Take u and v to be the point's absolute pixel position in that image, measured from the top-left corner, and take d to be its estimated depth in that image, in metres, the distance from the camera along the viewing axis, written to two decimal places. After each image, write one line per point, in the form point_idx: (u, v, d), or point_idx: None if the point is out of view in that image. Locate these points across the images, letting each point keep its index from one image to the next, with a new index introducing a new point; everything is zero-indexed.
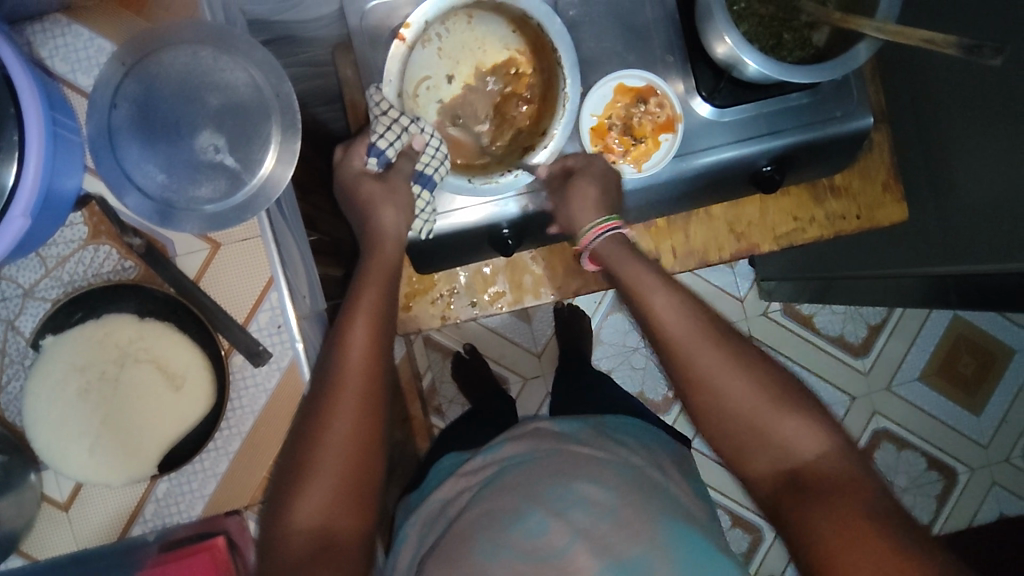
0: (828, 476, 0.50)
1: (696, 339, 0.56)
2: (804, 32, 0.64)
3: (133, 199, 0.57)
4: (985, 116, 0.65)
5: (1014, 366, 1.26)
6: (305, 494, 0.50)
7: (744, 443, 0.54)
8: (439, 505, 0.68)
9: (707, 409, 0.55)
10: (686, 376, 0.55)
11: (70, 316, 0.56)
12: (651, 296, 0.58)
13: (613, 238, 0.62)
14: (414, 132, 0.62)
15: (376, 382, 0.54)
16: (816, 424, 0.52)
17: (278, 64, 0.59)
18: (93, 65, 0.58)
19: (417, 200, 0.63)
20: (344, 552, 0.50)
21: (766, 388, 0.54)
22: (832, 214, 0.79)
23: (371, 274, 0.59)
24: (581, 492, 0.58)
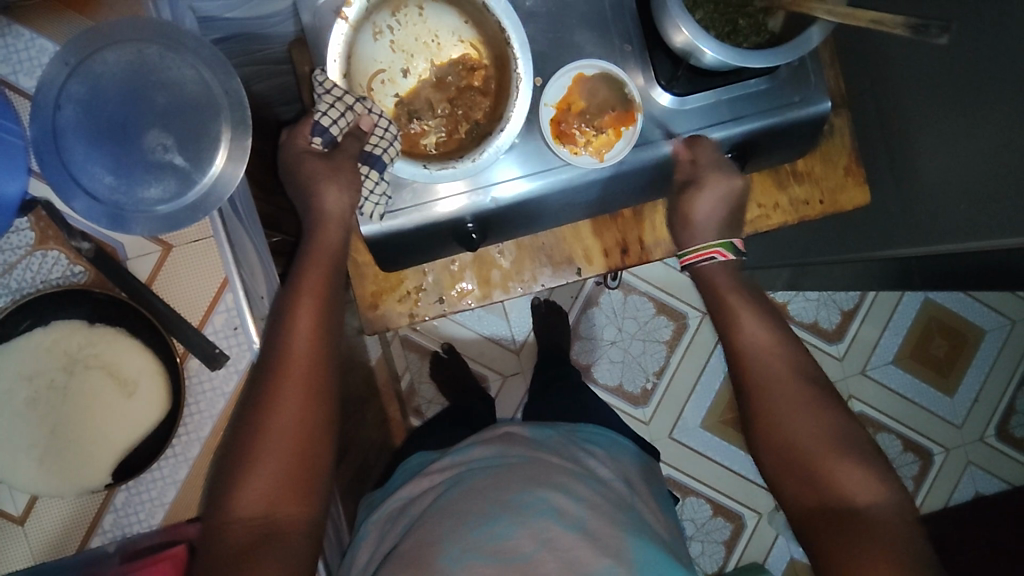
0: (875, 523, 0.51)
1: (779, 371, 0.60)
2: (758, 17, 0.64)
3: (81, 202, 0.56)
4: (940, 97, 0.65)
5: (985, 347, 1.28)
6: (247, 484, 0.50)
7: (794, 480, 0.56)
8: (402, 501, 0.68)
9: (768, 439, 0.58)
10: (757, 402, 0.60)
11: (16, 325, 0.54)
12: (741, 321, 0.64)
13: (718, 266, 0.69)
14: (360, 112, 0.62)
15: (317, 371, 0.55)
16: (877, 479, 0.54)
17: (227, 61, 0.58)
18: (36, 66, 0.56)
19: (366, 180, 0.62)
20: (287, 541, 0.50)
21: (837, 436, 0.56)
22: (796, 200, 0.79)
23: (310, 265, 0.60)
24: (551, 501, 0.58)
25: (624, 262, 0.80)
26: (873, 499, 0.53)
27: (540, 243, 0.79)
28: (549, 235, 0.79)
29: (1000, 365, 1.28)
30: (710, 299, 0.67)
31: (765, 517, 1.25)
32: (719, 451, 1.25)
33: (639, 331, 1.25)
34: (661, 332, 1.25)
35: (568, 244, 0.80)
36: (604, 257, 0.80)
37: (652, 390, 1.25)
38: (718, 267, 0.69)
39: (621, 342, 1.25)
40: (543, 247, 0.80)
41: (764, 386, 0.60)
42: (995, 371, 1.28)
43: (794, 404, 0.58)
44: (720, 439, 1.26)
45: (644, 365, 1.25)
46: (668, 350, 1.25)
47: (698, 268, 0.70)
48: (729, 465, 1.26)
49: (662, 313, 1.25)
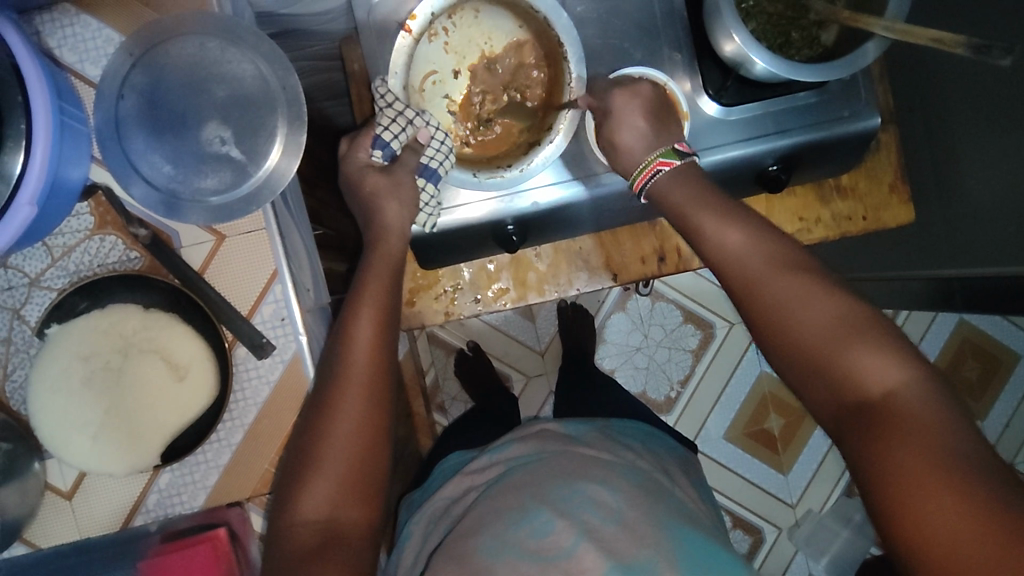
0: (913, 414, 0.44)
1: (753, 264, 0.52)
2: (812, 31, 0.64)
3: (139, 188, 0.58)
4: (994, 118, 0.64)
5: (1019, 372, 1.26)
6: (309, 490, 0.51)
7: (811, 379, 0.49)
8: (445, 502, 0.69)
9: (770, 334, 0.51)
10: (753, 303, 0.52)
11: (74, 306, 0.56)
12: (698, 215, 0.56)
13: (670, 177, 0.59)
14: (419, 125, 0.62)
15: (379, 373, 0.54)
16: (897, 355, 0.46)
17: (285, 56, 0.60)
18: (101, 55, 0.58)
19: (422, 193, 0.63)
20: (349, 544, 0.50)
21: (845, 317, 0.48)
22: (838, 215, 0.78)
23: (373, 267, 0.60)
24: (587, 493, 0.59)
25: (660, 271, 0.81)
26: (901, 383, 0.45)
27: (578, 247, 0.80)
28: (587, 240, 0.80)
29: None
30: (673, 210, 0.58)
31: (785, 533, 1.24)
32: (741, 463, 1.25)
33: (666, 339, 1.25)
34: (689, 341, 1.25)
35: (605, 250, 0.80)
36: (640, 264, 0.80)
37: (677, 397, 1.25)
38: (667, 179, 0.59)
39: (647, 348, 1.25)
40: (580, 252, 0.80)
41: (755, 282, 0.52)
42: None
43: (788, 294, 0.50)
44: (743, 451, 1.25)
45: (669, 373, 1.25)
46: (694, 359, 1.25)
47: (648, 188, 0.61)
48: (751, 478, 1.25)
49: (691, 321, 1.25)
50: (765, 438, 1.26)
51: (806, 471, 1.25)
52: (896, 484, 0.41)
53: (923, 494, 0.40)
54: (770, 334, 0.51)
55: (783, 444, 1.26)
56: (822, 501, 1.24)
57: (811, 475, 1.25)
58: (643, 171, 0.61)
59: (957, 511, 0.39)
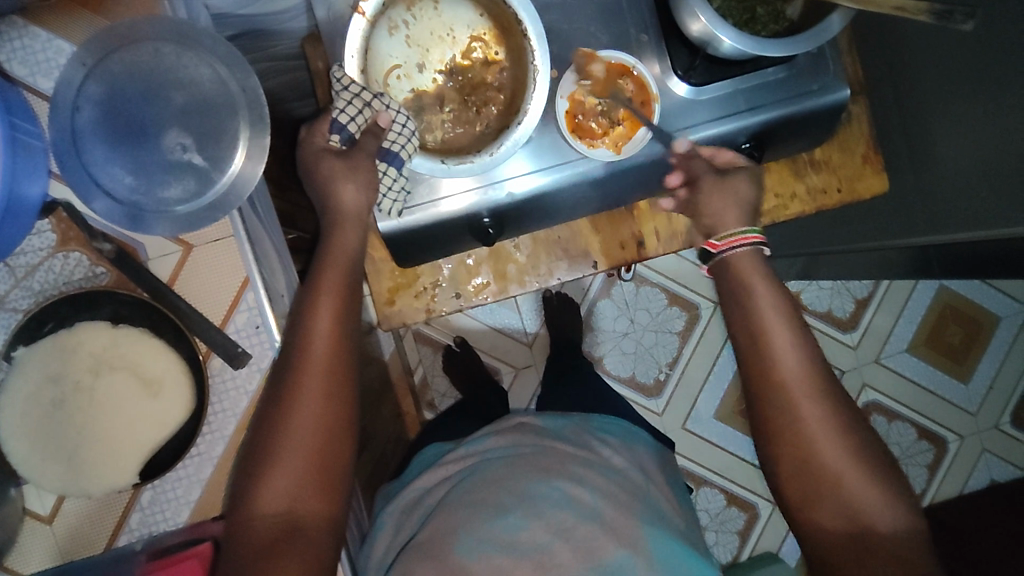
0: (887, 539, 0.53)
1: (803, 386, 0.58)
2: (776, 5, 0.63)
3: (102, 203, 0.56)
4: (961, 83, 0.64)
5: (1000, 334, 1.27)
6: (267, 483, 0.54)
7: (820, 499, 0.56)
8: (417, 493, 0.69)
9: (792, 445, 0.57)
10: (784, 422, 0.57)
11: (41, 326, 0.54)
12: (765, 325, 0.60)
13: (749, 252, 0.64)
14: (378, 108, 0.61)
15: (338, 365, 0.58)
16: (893, 494, 0.55)
17: (244, 58, 0.58)
18: (53, 67, 0.56)
19: (384, 177, 0.62)
20: (308, 535, 0.55)
21: (849, 444, 0.56)
22: (813, 188, 0.78)
23: (328, 259, 0.61)
24: (564, 491, 0.61)
25: (640, 255, 0.80)
26: (893, 518, 0.54)
27: (556, 236, 0.79)
28: (566, 228, 0.79)
29: (1015, 352, 1.27)
30: (734, 290, 0.63)
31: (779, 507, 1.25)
32: (733, 442, 1.26)
33: (652, 322, 1.25)
34: (675, 323, 1.25)
35: (584, 237, 0.79)
36: (619, 250, 0.80)
37: (666, 380, 1.25)
38: (746, 256, 0.63)
39: (634, 333, 1.25)
40: (559, 240, 0.79)
41: (792, 397, 0.57)
42: (1010, 358, 1.27)
43: (819, 422, 0.57)
44: (734, 429, 1.26)
45: (657, 356, 1.25)
46: (681, 341, 1.25)
47: (725, 255, 0.64)
48: (743, 455, 1.26)
49: (676, 304, 1.25)
50: None
51: None
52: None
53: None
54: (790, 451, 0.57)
55: None
56: None
57: None
58: (729, 238, 0.64)
59: None
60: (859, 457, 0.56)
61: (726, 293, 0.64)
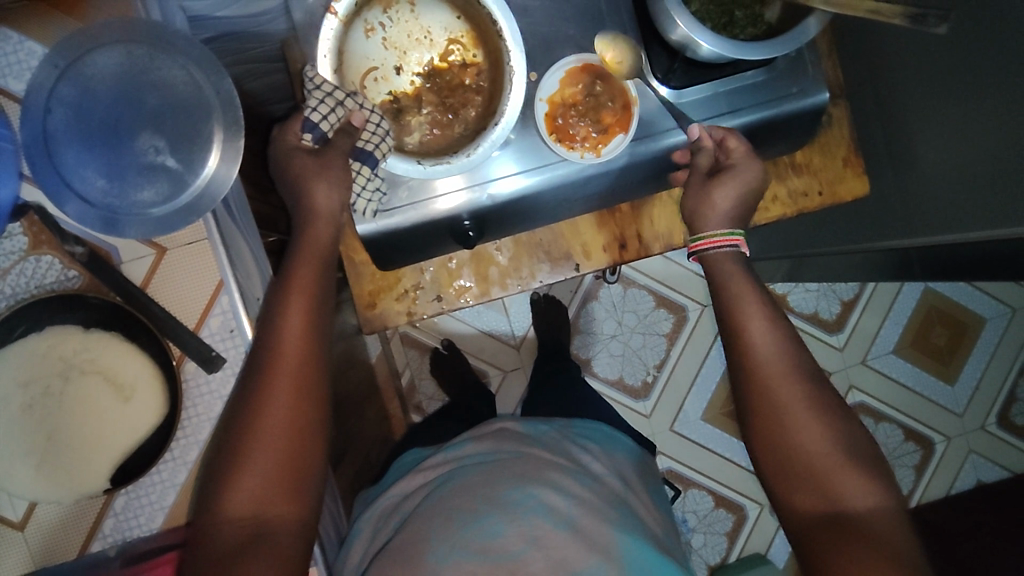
0: (875, 531, 0.51)
1: (781, 371, 0.57)
2: (755, 8, 0.63)
3: (74, 206, 0.56)
4: (939, 87, 0.64)
5: (986, 336, 1.28)
6: (233, 486, 0.52)
7: (795, 482, 0.55)
8: (394, 500, 0.70)
9: (774, 450, 0.56)
10: (760, 404, 0.57)
11: (12, 330, 0.53)
12: (743, 309, 0.60)
13: (729, 253, 0.64)
14: (351, 107, 0.62)
15: (308, 363, 0.57)
16: (878, 489, 0.53)
17: (218, 61, 0.58)
18: (24, 69, 0.56)
19: (358, 176, 0.63)
20: (275, 541, 0.52)
21: (833, 443, 0.55)
22: (795, 191, 0.78)
23: (300, 255, 0.60)
24: (540, 498, 0.60)
25: (622, 258, 0.80)
26: (875, 510, 0.52)
27: (539, 239, 0.79)
28: (548, 231, 0.79)
29: (1001, 353, 1.28)
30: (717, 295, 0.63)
31: (767, 509, 1.25)
32: (720, 443, 1.26)
33: (639, 324, 1.25)
34: (662, 325, 1.25)
35: (566, 239, 0.79)
36: (601, 253, 0.79)
37: (653, 382, 1.25)
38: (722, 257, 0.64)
39: (621, 335, 1.25)
40: (541, 243, 0.79)
41: (769, 381, 0.57)
42: (996, 359, 1.28)
43: (793, 403, 0.56)
44: (722, 431, 1.26)
45: (645, 359, 1.25)
46: (668, 343, 1.25)
47: (705, 255, 0.65)
48: (730, 457, 1.26)
49: (662, 306, 1.25)
50: None
51: None
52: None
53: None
54: (766, 436, 0.57)
55: None
56: None
57: None
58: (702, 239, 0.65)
59: None
60: (838, 440, 0.55)
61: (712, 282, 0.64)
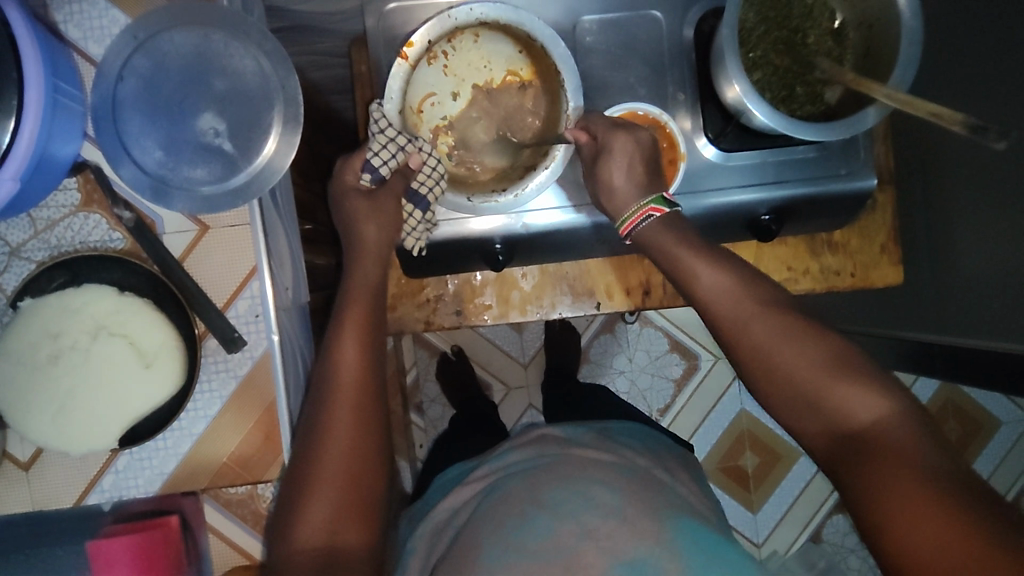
0: (896, 441, 0.46)
1: (746, 309, 0.54)
2: (816, 87, 0.64)
3: (128, 171, 0.57)
4: (989, 196, 0.64)
5: (998, 438, 1.25)
6: (305, 515, 0.52)
7: (804, 417, 0.51)
8: (447, 514, 0.70)
9: (766, 383, 0.53)
10: (735, 347, 0.54)
11: (51, 281, 0.57)
12: (693, 260, 0.57)
13: (658, 223, 0.60)
14: (411, 150, 0.62)
15: (369, 389, 0.56)
16: (877, 387, 0.48)
17: (287, 55, 0.59)
18: (105, 35, 0.58)
19: (409, 218, 0.64)
20: (345, 566, 0.50)
21: (817, 356, 0.51)
22: (828, 268, 0.78)
23: (353, 289, 0.60)
24: (588, 493, 0.61)
25: (644, 304, 0.80)
26: (885, 416, 0.47)
27: (566, 271, 0.79)
28: (576, 265, 0.79)
29: (1012, 459, 1.25)
30: (664, 259, 0.59)
31: None
32: None
33: (649, 365, 1.25)
34: (672, 370, 1.25)
35: (593, 277, 0.79)
36: (624, 296, 0.80)
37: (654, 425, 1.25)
38: (658, 226, 0.60)
39: (630, 373, 1.25)
40: (567, 276, 0.79)
41: (741, 320, 0.54)
42: (1005, 464, 1.26)
43: (770, 336, 0.53)
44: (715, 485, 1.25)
45: (649, 401, 1.25)
46: (676, 388, 1.25)
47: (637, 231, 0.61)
48: None
49: (676, 351, 1.25)
50: (738, 475, 1.26)
51: (775, 511, 1.25)
52: (888, 512, 0.43)
53: (906, 517, 0.42)
54: (757, 378, 0.53)
55: (756, 483, 1.25)
56: (789, 544, 1.24)
57: (781, 516, 1.25)
58: (633, 215, 0.61)
59: (940, 530, 0.40)
60: (823, 355, 0.51)
61: (655, 251, 0.60)
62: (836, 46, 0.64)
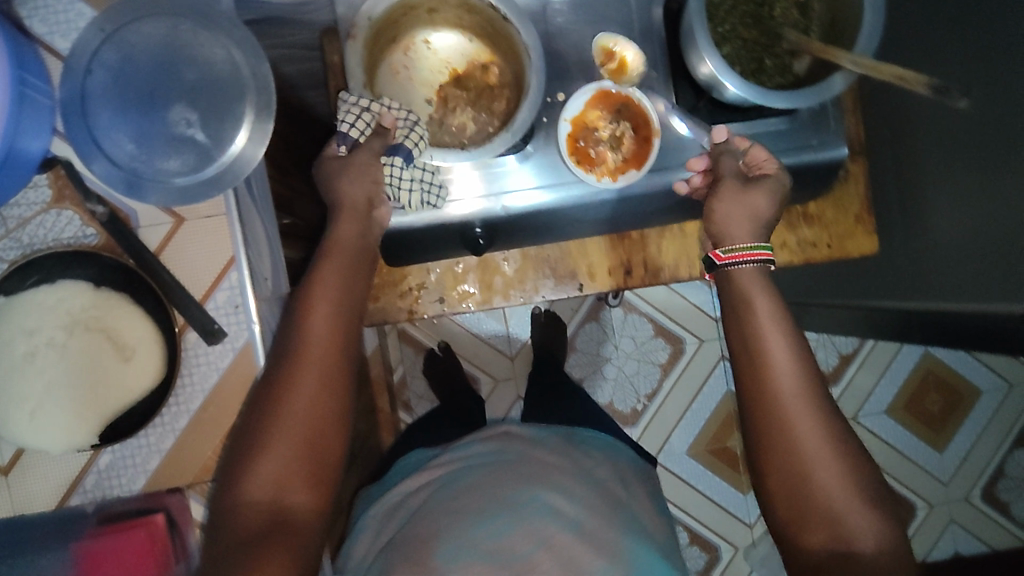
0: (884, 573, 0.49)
1: (790, 388, 0.55)
2: (785, 59, 0.65)
3: (100, 166, 0.57)
4: (959, 156, 0.65)
5: (980, 408, 1.28)
6: (254, 470, 0.52)
7: (806, 513, 0.52)
8: (399, 496, 0.72)
9: (782, 480, 0.54)
10: (771, 421, 0.54)
11: (23, 280, 0.55)
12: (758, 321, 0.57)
13: (757, 270, 0.59)
14: (380, 110, 0.63)
15: (336, 355, 0.57)
16: (881, 520, 0.51)
17: (258, 44, 0.59)
18: (72, 29, 0.58)
19: (390, 169, 0.62)
20: (294, 529, 0.51)
21: (844, 468, 0.53)
22: (805, 241, 0.79)
23: (326, 251, 0.61)
24: (546, 501, 0.65)
25: (626, 283, 0.80)
26: (881, 549, 0.50)
27: (547, 254, 0.79)
28: (556, 248, 0.79)
29: (994, 428, 1.28)
30: (737, 304, 0.58)
31: (741, 552, 1.25)
32: (704, 481, 1.26)
33: (635, 350, 1.26)
34: (658, 355, 1.26)
35: (573, 259, 0.80)
36: (606, 276, 0.80)
37: (643, 411, 1.26)
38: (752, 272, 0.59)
39: (617, 359, 1.26)
40: (548, 259, 0.80)
41: (781, 395, 0.54)
42: (988, 432, 1.28)
43: (805, 420, 0.54)
44: (706, 469, 1.26)
45: (637, 387, 1.26)
46: (663, 373, 1.26)
47: (727, 270, 0.60)
48: (711, 496, 1.25)
49: (661, 335, 1.26)
50: (729, 457, 1.26)
51: None
52: None
53: None
54: (776, 456, 0.54)
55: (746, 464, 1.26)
56: None
57: None
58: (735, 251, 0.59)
59: None
60: (847, 461, 0.53)
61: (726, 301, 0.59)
62: (802, 18, 0.65)
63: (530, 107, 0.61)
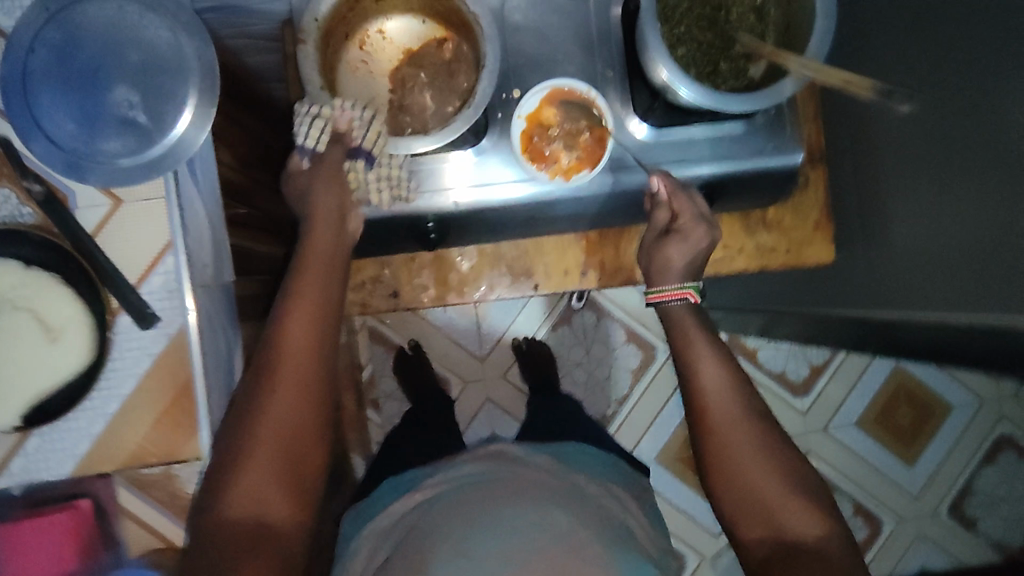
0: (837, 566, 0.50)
1: (735, 406, 0.58)
2: (740, 62, 0.65)
3: (39, 145, 0.56)
4: (912, 164, 0.64)
5: (951, 422, 1.27)
6: (232, 486, 0.50)
7: (761, 519, 0.55)
8: (391, 518, 0.69)
9: (734, 491, 0.56)
10: (717, 439, 0.57)
11: None
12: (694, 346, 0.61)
13: (683, 307, 0.64)
14: (333, 113, 0.59)
15: (315, 360, 0.54)
16: (829, 518, 0.53)
17: (204, 27, 0.58)
18: (17, 7, 0.58)
19: (356, 175, 0.61)
20: (276, 541, 0.50)
21: (790, 474, 0.55)
22: (762, 246, 0.81)
23: (306, 252, 0.59)
24: (528, 520, 0.60)
25: (583, 283, 0.80)
26: (826, 537, 0.52)
27: (501, 252, 0.79)
28: (513, 246, 0.79)
29: (964, 443, 1.27)
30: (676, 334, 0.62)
31: (707, 561, 1.24)
32: (672, 488, 1.25)
33: (606, 355, 1.25)
34: (629, 360, 1.25)
35: (530, 257, 0.79)
36: (563, 276, 0.80)
37: (613, 416, 1.25)
38: (684, 310, 0.64)
39: (587, 364, 1.25)
40: (505, 257, 0.79)
41: (722, 409, 0.58)
42: (958, 448, 1.27)
43: (748, 432, 0.57)
44: (675, 476, 1.25)
45: (607, 392, 1.25)
46: (634, 378, 1.25)
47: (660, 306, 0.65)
48: (678, 504, 1.25)
49: (632, 340, 1.26)
50: None
51: None
52: None
53: None
54: (729, 469, 0.56)
55: None
56: None
57: None
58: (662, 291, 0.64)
59: None
60: (791, 467, 0.56)
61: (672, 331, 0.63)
62: (758, 22, 0.65)
63: (490, 77, 0.59)
